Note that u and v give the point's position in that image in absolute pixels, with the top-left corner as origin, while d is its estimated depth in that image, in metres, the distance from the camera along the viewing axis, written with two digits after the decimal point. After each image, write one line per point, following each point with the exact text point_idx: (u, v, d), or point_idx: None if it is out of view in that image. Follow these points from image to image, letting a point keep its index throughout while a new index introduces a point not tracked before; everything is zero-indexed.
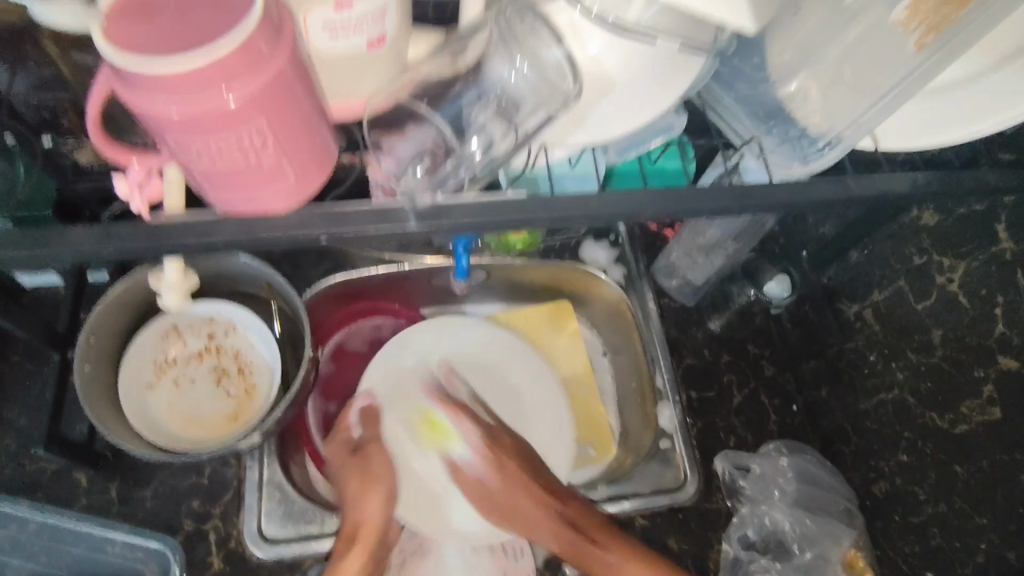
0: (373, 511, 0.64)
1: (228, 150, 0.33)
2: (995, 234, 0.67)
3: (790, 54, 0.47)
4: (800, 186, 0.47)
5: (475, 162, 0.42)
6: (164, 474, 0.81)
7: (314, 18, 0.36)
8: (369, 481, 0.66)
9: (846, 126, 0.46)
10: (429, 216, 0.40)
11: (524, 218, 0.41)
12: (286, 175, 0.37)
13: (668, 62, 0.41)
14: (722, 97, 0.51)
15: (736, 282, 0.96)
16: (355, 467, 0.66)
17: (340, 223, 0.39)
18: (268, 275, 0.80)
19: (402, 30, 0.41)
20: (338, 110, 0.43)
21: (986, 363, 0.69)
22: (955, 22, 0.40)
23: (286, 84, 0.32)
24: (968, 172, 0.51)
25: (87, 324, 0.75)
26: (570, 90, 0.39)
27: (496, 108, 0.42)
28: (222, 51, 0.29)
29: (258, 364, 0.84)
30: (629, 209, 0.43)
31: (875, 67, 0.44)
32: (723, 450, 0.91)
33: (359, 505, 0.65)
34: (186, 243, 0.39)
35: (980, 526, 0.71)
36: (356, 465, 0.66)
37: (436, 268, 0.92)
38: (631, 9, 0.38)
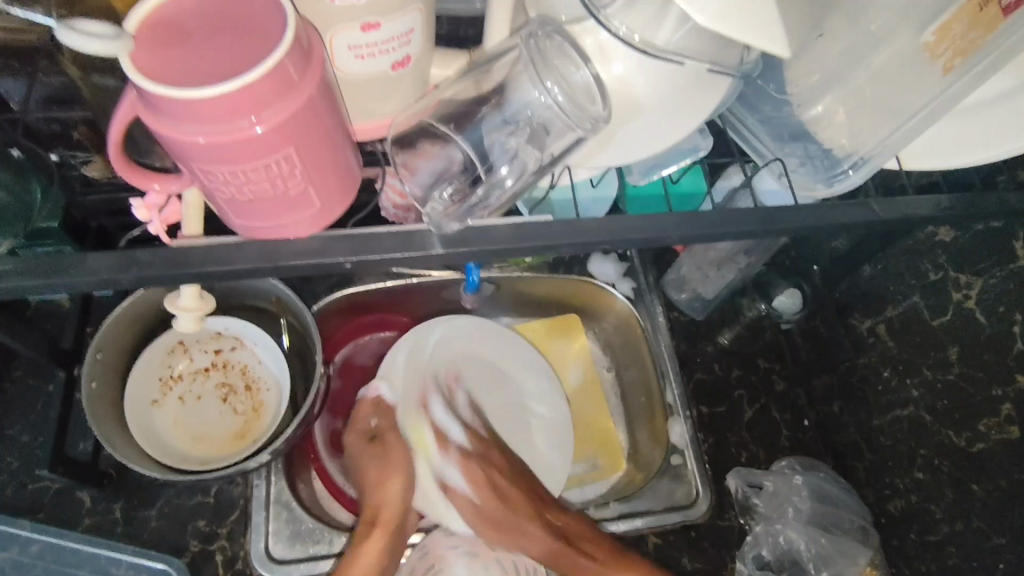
0: (392, 497, 0.66)
1: (255, 179, 0.33)
2: (1013, 251, 0.66)
3: (819, 76, 0.47)
4: (825, 208, 0.47)
5: (506, 189, 0.42)
6: (170, 492, 0.79)
7: (340, 40, 0.35)
8: (387, 463, 0.67)
9: (872, 147, 0.46)
10: (456, 242, 0.39)
11: (550, 243, 0.41)
12: (312, 202, 0.36)
13: (696, 84, 0.41)
14: (745, 118, 0.50)
15: (746, 295, 0.95)
16: (373, 456, 0.67)
17: (365, 249, 0.38)
18: (280, 290, 0.79)
19: (426, 51, 0.40)
20: (363, 129, 0.42)
21: (1004, 381, 0.68)
22: (982, 46, 0.40)
23: (316, 111, 0.32)
24: (990, 194, 0.51)
25: (94, 342, 0.73)
26: (600, 113, 0.38)
27: (526, 133, 0.41)
28: (254, 79, 0.29)
29: (266, 380, 0.84)
30: (654, 232, 0.43)
31: (903, 88, 0.44)
32: (735, 467, 0.90)
33: (380, 491, 0.66)
34: (205, 269, 0.38)
35: (997, 547, 0.70)
36: (373, 454, 0.67)
37: (445, 283, 0.91)
38: (660, 32, 0.37)
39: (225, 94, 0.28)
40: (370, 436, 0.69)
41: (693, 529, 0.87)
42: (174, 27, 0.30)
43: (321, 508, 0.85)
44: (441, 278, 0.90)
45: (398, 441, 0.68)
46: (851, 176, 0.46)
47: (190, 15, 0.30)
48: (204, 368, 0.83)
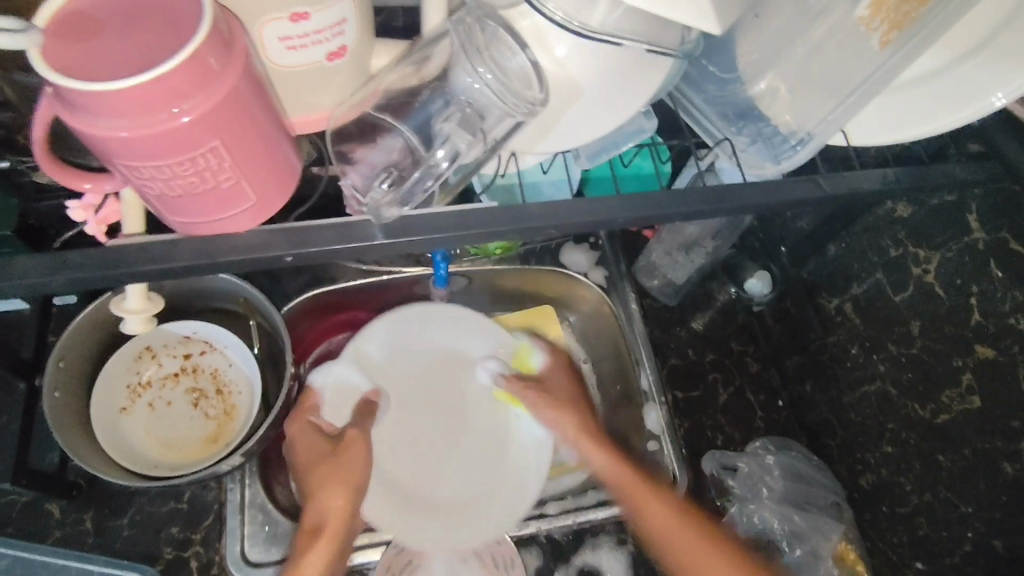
0: (335, 507, 0.59)
1: (182, 173, 0.32)
2: (968, 224, 0.67)
3: (758, 55, 0.47)
4: (773, 186, 0.47)
5: (441, 173, 0.42)
6: (142, 500, 0.79)
7: (269, 32, 0.35)
8: (340, 473, 0.60)
9: (816, 124, 0.46)
10: (396, 232, 0.39)
11: (495, 229, 0.41)
12: (248, 197, 0.36)
13: (635, 64, 0.41)
14: (692, 97, 0.50)
15: (716, 279, 0.98)
16: (330, 466, 0.61)
17: (304, 243, 0.38)
18: (245, 291, 0.79)
19: (363, 41, 0.40)
20: (303, 123, 0.41)
21: (964, 352, 0.69)
22: (917, 18, 0.40)
23: (241, 101, 0.32)
24: (937, 166, 0.51)
25: (55, 351, 0.71)
26: (536, 97, 0.37)
27: (459, 118, 0.40)
28: (170, 71, 0.28)
29: (237, 384, 0.83)
30: (602, 216, 0.43)
31: (843, 66, 0.44)
32: (711, 450, 0.91)
33: (319, 503, 0.59)
34: (143, 269, 0.37)
35: (965, 515, 0.71)
36: (331, 463, 0.61)
37: (416, 278, 0.91)
38: (594, 13, 0.37)
39: (140, 87, 0.28)
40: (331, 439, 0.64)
41: None
42: (87, 20, 0.29)
43: (297, 509, 0.85)
44: (410, 273, 0.90)
45: (361, 449, 0.62)
46: (798, 153, 0.47)
47: (103, 5, 0.29)
48: (173, 374, 0.82)
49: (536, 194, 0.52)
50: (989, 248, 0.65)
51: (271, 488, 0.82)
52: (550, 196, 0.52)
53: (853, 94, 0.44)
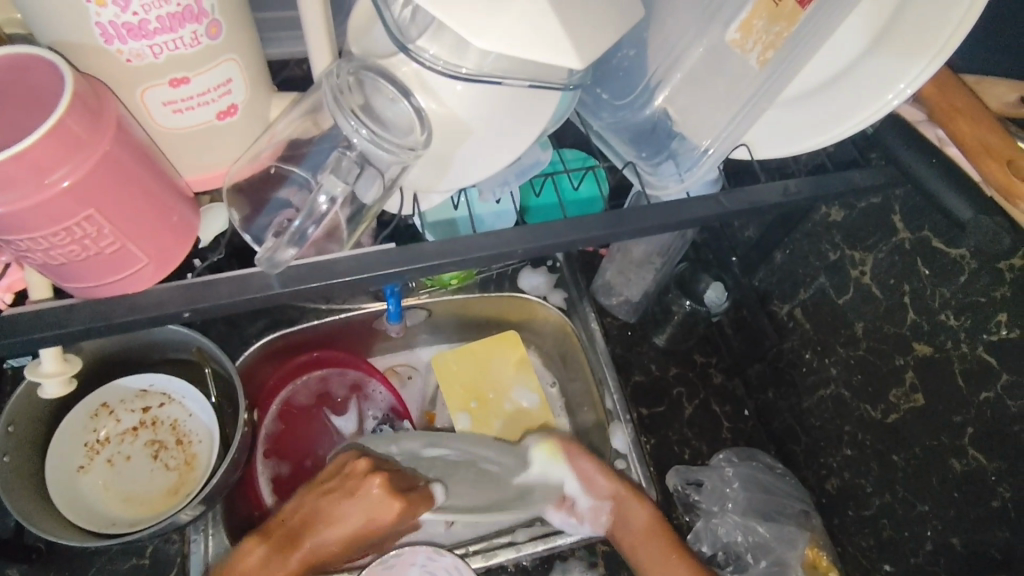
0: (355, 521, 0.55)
1: (60, 242, 0.33)
2: (894, 225, 0.68)
3: (644, 81, 0.49)
4: (676, 205, 0.48)
5: (322, 214, 0.41)
6: (103, 558, 0.78)
7: (151, 97, 0.36)
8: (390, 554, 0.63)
9: (712, 139, 0.47)
10: (296, 280, 0.41)
11: (396, 269, 0.42)
12: (139, 258, 0.37)
13: (523, 100, 0.42)
14: (591, 124, 0.52)
15: (670, 292, 0.95)
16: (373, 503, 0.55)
17: (201, 299, 0.39)
18: (196, 340, 0.79)
19: (255, 97, 0.41)
20: (199, 180, 0.43)
21: (905, 351, 0.70)
22: (787, 39, 0.43)
23: (116, 164, 0.33)
24: (836, 175, 0.53)
25: (5, 414, 0.71)
26: (419, 140, 0.39)
27: (335, 165, 0.41)
28: (33, 144, 0.29)
29: (197, 434, 0.83)
30: (505, 247, 0.44)
31: (728, 86, 0.46)
32: (675, 466, 0.90)
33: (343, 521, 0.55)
34: (38, 338, 0.37)
35: (923, 514, 0.71)
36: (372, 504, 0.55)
37: (373, 314, 0.92)
38: (468, 58, 0.39)
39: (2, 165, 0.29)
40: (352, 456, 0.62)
41: None
42: None
43: None
44: (366, 309, 0.91)
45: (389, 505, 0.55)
46: (697, 168, 0.47)
47: None
48: (132, 428, 0.82)
49: (482, 227, 0.54)
50: (915, 247, 0.66)
51: (236, 536, 0.82)
52: (494, 226, 0.54)
53: (742, 110, 0.45)
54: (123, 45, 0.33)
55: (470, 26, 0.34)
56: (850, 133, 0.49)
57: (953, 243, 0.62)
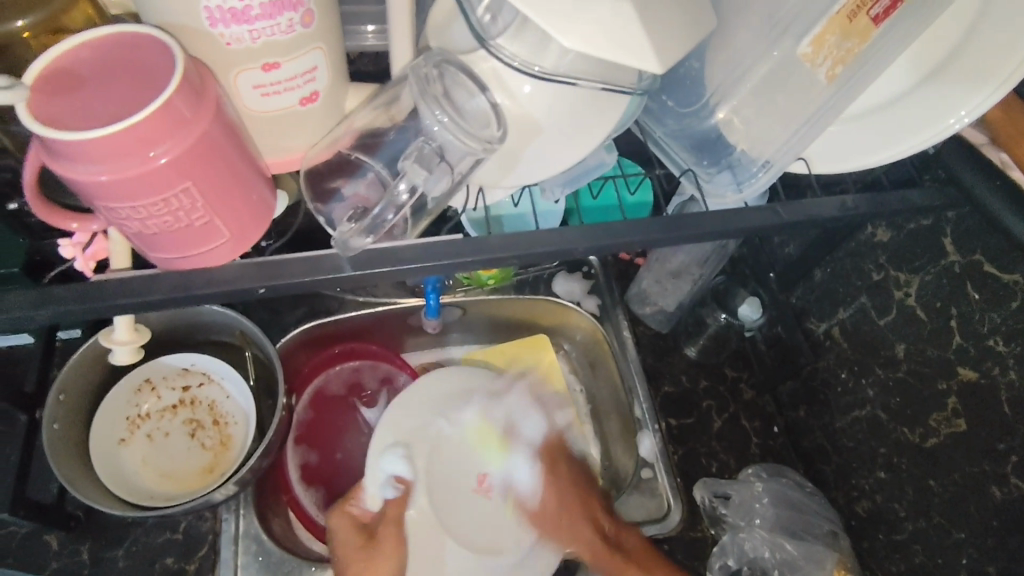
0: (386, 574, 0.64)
1: (157, 213, 0.35)
2: (944, 248, 0.68)
3: (712, 88, 0.50)
4: (733, 214, 0.49)
5: (402, 204, 0.44)
6: (139, 531, 0.79)
7: (243, 79, 0.38)
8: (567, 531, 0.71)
9: (776, 151, 0.48)
10: (365, 262, 0.42)
11: (461, 258, 0.43)
12: (222, 233, 0.38)
13: (595, 102, 0.43)
14: (654, 130, 0.53)
15: (706, 306, 0.96)
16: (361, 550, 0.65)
17: (275, 276, 0.41)
18: (241, 322, 0.81)
19: (336, 85, 0.43)
20: (277, 162, 0.44)
21: (948, 375, 0.70)
22: (858, 54, 0.43)
23: (212, 143, 0.34)
24: (895, 192, 0.53)
25: (56, 383, 0.73)
26: (494, 135, 0.40)
27: (416, 155, 0.42)
28: (142, 119, 0.31)
29: (233, 415, 0.84)
30: (567, 244, 0.45)
31: (796, 97, 0.46)
32: (702, 478, 0.89)
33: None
34: (122, 303, 0.39)
35: (958, 541, 0.70)
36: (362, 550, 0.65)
37: (411, 308, 0.93)
38: (547, 57, 0.40)
39: (115, 135, 0.31)
40: (360, 526, 0.67)
41: (666, 543, 0.86)
42: (69, 76, 0.32)
43: (293, 540, 0.86)
44: (404, 304, 0.92)
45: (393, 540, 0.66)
46: (757, 179, 0.48)
47: (88, 62, 0.33)
48: (172, 406, 0.84)
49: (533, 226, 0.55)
50: (965, 271, 0.66)
51: (265, 518, 0.83)
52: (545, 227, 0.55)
53: (808, 124, 0.46)
54: (226, 29, 0.35)
55: (555, 24, 0.35)
56: (913, 151, 0.49)
57: (1006, 268, 0.62)
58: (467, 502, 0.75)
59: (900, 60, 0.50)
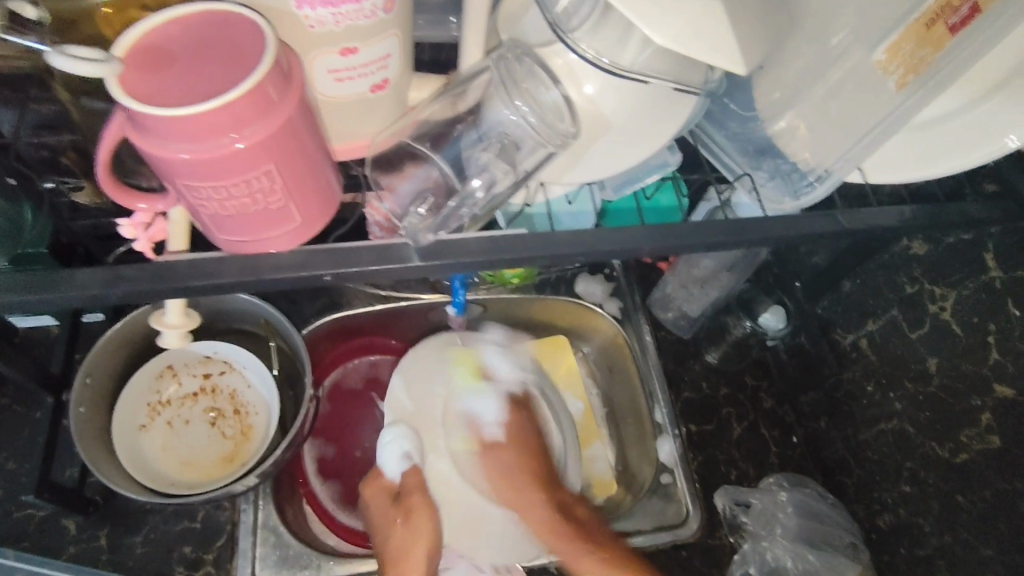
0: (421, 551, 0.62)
1: (236, 195, 0.34)
2: (985, 263, 0.68)
3: (778, 95, 0.49)
4: (790, 220, 0.49)
5: (478, 202, 0.43)
6: (156, 518, 0.77)
7: (319, 64, 0.37)
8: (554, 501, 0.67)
9: (835, 160, 0.48)
10: (431, 253, 0.41)
11: (522, 254, 0.42)
12: (293, 218, 0.38)
13: (665, 102, 0.43)
14: (713, 134, 0.54)
15: (731, 313, 0.97)
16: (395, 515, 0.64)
17: (345, 263, 0.40)
18: (270, 313, 0.79)
19: (404, 74, 0.42)
20: (345, 149, 0.44)
21: (983, 391, 0.70)
22: (932, 63, 0.42)
23: (296, 128, 0.34)
24: (951, 205, 0.53)
25: (83, 366, 0.72)
26: (568, 130, 0.40)
27: (497, 149, 0.42)
28: (232, 99, 0.30)
29: (255, 405, 0.82)
30: (629, 244, 0.45)
31: (863, 106, 0.46)
32: (723, 485, 0.89)
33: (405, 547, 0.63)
34: (190, 285, 0.39)
35: (986, 558, 0.70)
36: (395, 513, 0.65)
37: (435, 304, 0.92)
38: (625, 53, 0.39)
39: (205, 113, 0.30)
40: (394, 494, 0.66)
41: (684, 549, 0.85)
42: (158, 52, 0.32)
43: (311, 533, 0.84)
44: (428, 300, 0.91)
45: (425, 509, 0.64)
46: (816, 188, 0.49)
47: (178, 39, 0.32)
48: (193, 393, 0.82)
49: (559, 226, 0.51)
50: (1006, 287, 0.66)
51: (283, 509, 0.82)
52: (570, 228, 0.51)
53: (870, 135, 0.46)
54: (311, 11, 0.34)
55: (647, 17, 0.35)
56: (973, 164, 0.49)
57: None
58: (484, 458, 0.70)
59: (956, 84, 0.49)
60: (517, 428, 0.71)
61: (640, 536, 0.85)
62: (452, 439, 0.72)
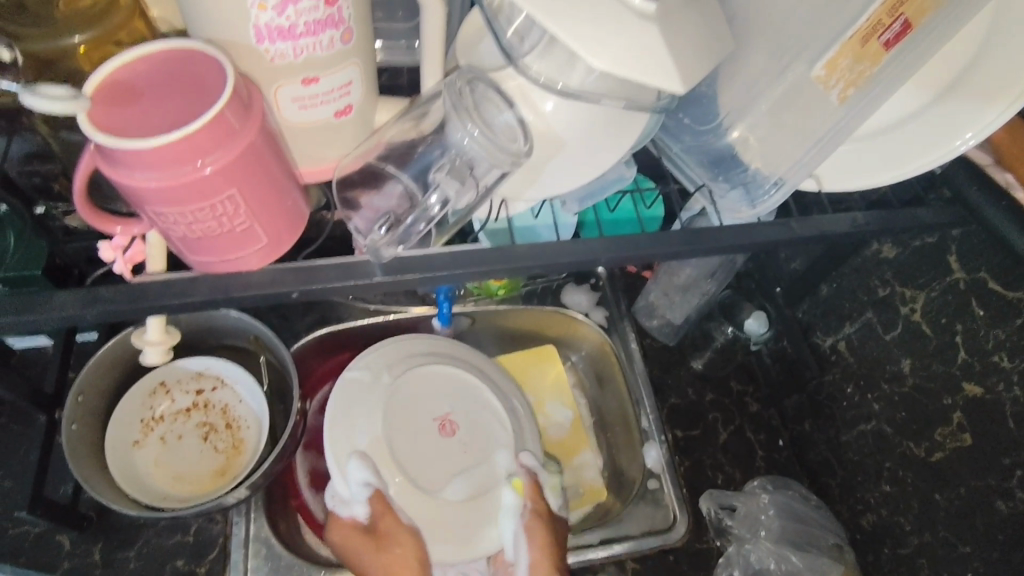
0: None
1: (203, 219, 0.36)
2: (949, 265, 0.70)
3: (732, 107, 0.52)
4: (748, 228, 0.51)
5: (434, 215, 0.45)
6: (149, 532, 0.79)
7: (283, 94, 0.40)
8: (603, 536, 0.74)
9: (787, 171, 0.50)
10: (394, 269, 0.44)
11: (485, 268, 0.45)
12: (260, 239, 0.40)
13: (617, 121, 0.45)
14: (670, 146, 0.55)
15: (713, 319, 0.99)
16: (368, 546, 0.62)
17: (311, 280, 0.43)
18: (255, 328, 0.81)
19: (368, 100, 0.45)
20: (311, 172, 0.46)
21: (954, 391, 0.71)
22: (871, 77, 0.45)
23: (257, 155, 0.36)
24: (905, 211, 0.55)
25: (76, 385, 0.74)
26: (521, 149, 0.42)
27: (451, 168, 0.45)
28: (192, 131, 0.33)
29: (246, 419, 0.84)
30: (589, 253, 0.47)
31: (810, 118, 0.48)
32: (709, 490, 0.90)
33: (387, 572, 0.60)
34: (167, 303, 0.41)
35: (963, 555, 0.71)
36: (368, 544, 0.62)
37: (422, 316, 0.94)
38: (574, 74, 0.41)
39: (168, 144, 0.32)
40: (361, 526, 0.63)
41: (671, 553, 0.86)
42: (127, 88, 0.34)
43: (303, 541, 0.85)
44: (416, 313, 0.93)
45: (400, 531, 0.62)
46: (770, 198, 0.51)
47: (146, 75, 0.35)
48: (185, 409, 0.84)
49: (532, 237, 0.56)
50: (970, 288, 0.68)
51: (275, 522, 0.83)
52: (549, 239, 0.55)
53: (817, 145, 0.48)
54: (272, 45, 0.36)
55: (589, 41, 0.37)
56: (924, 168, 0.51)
57: (1011, 286, 0.64)
58: (456, 445, 0.69)
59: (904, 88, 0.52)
60: (481, 413, 0.71)
61: (626, 542, 0.86)
62: (407, 426, 0.68)
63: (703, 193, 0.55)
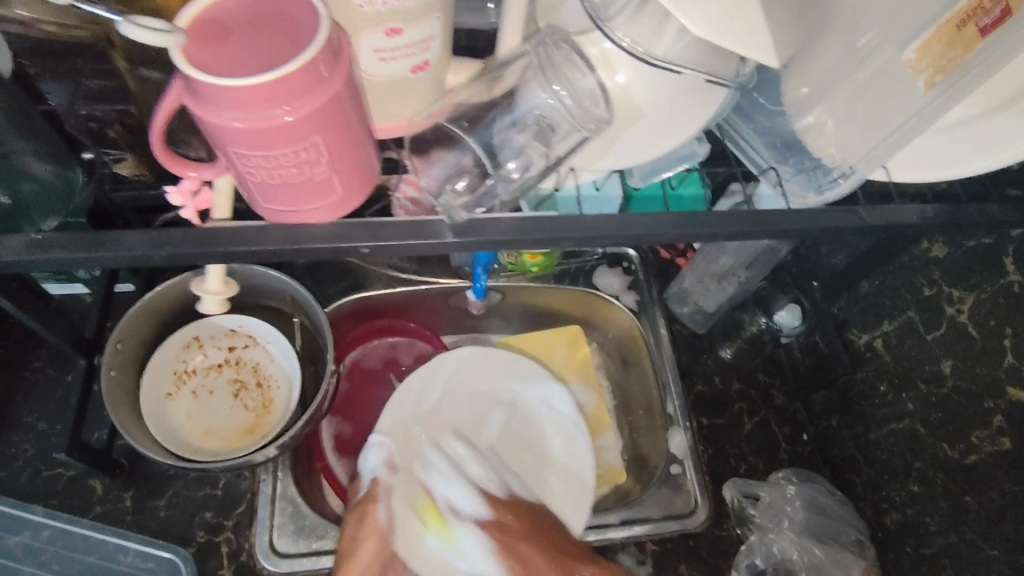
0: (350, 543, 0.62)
1: (283, 164, 0.36)
2: (1003, 267, 0.68)
3: (806, 91, 0.51)
4: (815, 213, 0.50)
5: (513, 183, 0.46)
6: (179, 483, 0.80)
7: (366, 45, 0.39)
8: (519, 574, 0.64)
9: (859, 158, 0.49)
10: (463, 230, 0.43)
11: (553, 238, 0.44)
12: (335, 191, 0.39)
13: (695, 94, 0.43)
14: (742, 127, 0.54)
15: (747, 310, 0.97)
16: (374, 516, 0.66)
17: (380, 236, 0.42)
18: (292, 287, 0.81)
19: (444, 57, 0.44)
20: (384, 129, 0.47)
21: (996, 394, 0.70)
22: (960, 65, 0.43)
23: (343, 103, 0.35)
24: (973, 206, 0.53)
25: (116, 332, 0.74)
26: (602, 115, 0.42)
27: (533, 131, 0.45)
28: (284, 72, 0.32)
29: (277, 379, 0.84)
30: (654, 229, 0.46)
31: (889, 104, 0.47)
32: (732, 478, 0.90)
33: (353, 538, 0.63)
34: (235, 251, 0.41)
35: (990, 558, 0.70)
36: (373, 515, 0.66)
37: (455, 288, 0.93)
38: (660, 43, 0.40)
39: (260, 84, 0.32)
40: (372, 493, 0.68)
41: (691, 538, 0.87)
42: (218, 25, 0.34)
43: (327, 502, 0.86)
44: (449, 285, 0.92)
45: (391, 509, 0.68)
46: (840, 185, 0.50)
47: (239, 14, 0.34)
48: (217, 364, 0.84)
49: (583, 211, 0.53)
50: None
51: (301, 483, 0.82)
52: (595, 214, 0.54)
53: (897, 131, 0.46)
54: None
55: (682, 8, 0.36)
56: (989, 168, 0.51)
57: None
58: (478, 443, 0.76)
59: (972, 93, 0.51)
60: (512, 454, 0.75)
61: (646, 524, 0.86)
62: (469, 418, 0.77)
63: (768, 177, 0.53)
